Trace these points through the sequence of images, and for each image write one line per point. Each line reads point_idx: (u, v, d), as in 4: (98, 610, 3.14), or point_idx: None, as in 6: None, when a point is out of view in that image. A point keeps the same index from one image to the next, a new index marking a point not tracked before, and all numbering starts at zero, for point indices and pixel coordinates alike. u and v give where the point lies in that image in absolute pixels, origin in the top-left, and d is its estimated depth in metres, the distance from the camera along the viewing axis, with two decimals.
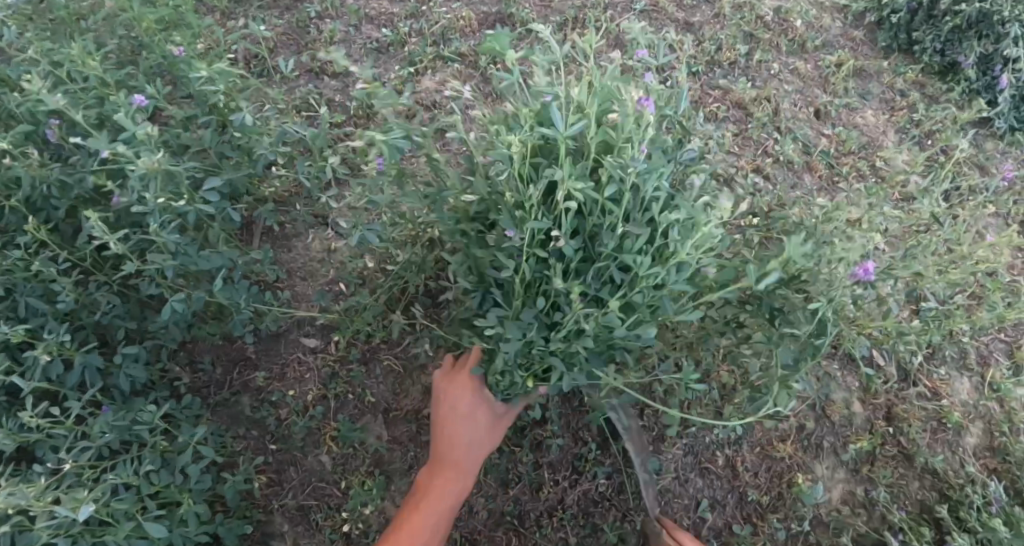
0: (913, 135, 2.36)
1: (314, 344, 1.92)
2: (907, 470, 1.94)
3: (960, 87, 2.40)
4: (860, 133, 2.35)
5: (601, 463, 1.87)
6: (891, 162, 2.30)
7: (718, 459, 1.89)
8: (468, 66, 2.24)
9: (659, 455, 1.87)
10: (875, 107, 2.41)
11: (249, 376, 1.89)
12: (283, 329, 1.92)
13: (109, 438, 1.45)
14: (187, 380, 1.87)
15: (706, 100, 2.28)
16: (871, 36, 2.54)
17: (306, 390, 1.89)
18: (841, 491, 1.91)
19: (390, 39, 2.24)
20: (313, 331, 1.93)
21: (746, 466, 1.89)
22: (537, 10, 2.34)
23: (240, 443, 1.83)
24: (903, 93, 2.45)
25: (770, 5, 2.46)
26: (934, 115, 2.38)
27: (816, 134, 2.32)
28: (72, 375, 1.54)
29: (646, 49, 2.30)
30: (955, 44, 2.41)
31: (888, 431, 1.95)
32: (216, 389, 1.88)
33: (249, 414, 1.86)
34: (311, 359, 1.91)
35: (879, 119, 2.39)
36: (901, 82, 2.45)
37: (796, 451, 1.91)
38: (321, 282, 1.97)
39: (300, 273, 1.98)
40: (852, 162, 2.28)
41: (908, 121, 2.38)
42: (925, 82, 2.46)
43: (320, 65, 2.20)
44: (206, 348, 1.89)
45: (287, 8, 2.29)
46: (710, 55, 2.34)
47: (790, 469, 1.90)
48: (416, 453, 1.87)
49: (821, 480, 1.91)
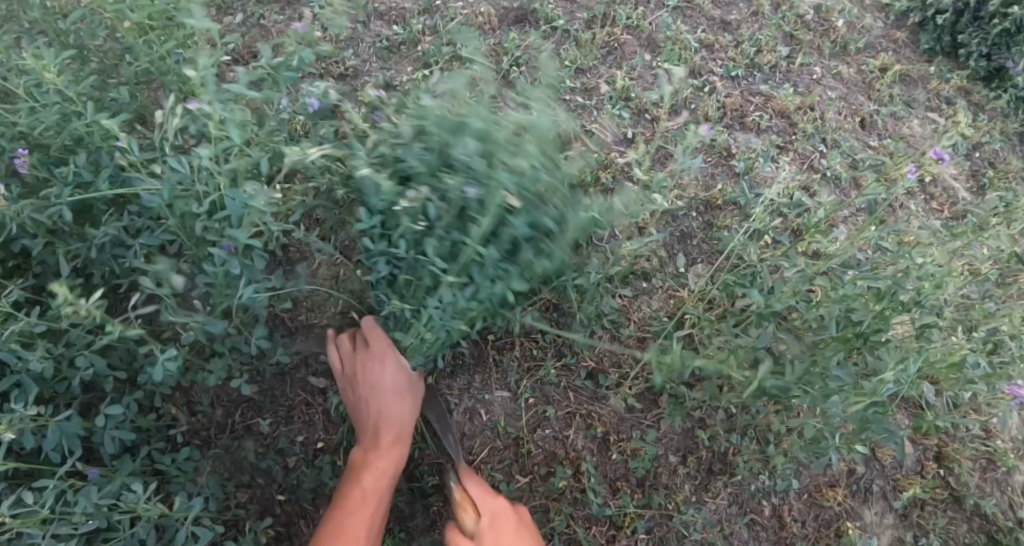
0: (963, 148, 2.20)
1: (321, 385, 1.82)
2: (956, 513, 1.84)
3: (1008, 95, 2.24)
4: (907, 146, 2.18)
5: (641, 516, 1.75)
6: (940, 177, 2.15)
7: (764, 509, 1.79)
8: (487, 68, 2.04)
9: (704, 507, 1.77)
10: (921, 115, 2.24)
11: (251, 419, 1.78)
12: (289, 368, 1.82)
13: (93, 523, 1.35)
14: (184, 422, 1.75)
15: (747, 107, 2.09)
16: (914, 38, 2.37)
17: (314, 436, 1.79)
18: (889, 538, 1.81)
19: (402, 39, 2.04)
20: (320, 370, 1.83)
21: (793, 516, 1.79)
22: (562, 5, 2.14)
23: (246, 495, 1.73)
24: (949, 101, 2.28)
25: (811, 4, 2.28)
26: (982, 125, 2.23)
27: (862, 145, 2.14)
28: (48, 443, 1.38)
29: (682, 50, 2.11)
30: (1001, 48, 2.24)
31: (939, 473, 1.84)
32: (217, 432, 1.77)
33: (253, 461, 1.75)
34: (321, 404, 1.81)
35: (925, 129, 2.22)
36: (948, 88, 2.28)
37: (846, 498, 1.80)
38: (330, 315, 1.83)
39: (306, 302, 1.84)
40: (901, 177, 2.12)
41: (956, 132, 2.23)
42: (971, 88, 2.30)
43: (325, 66, 1.99)
44: (204, 388, 1.76)
45: (289, 2, 2.07)
46: (749, 57, 2.15)
47: (838, 517, 1.80)
48: (439, 508, 1.76)
49: (870, 528, 1.80)
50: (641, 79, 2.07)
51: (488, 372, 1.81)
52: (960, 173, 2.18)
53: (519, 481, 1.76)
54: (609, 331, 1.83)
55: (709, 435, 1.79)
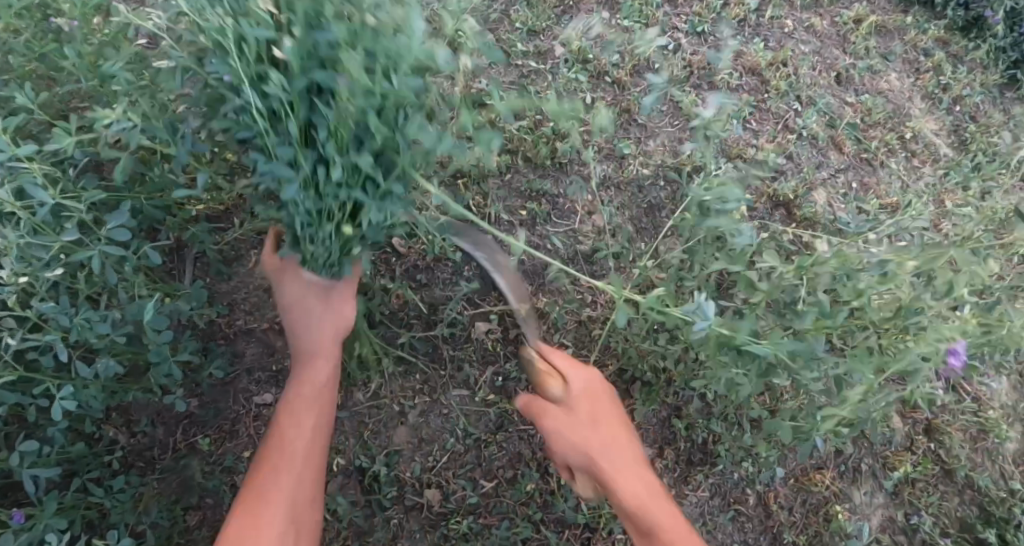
0: (943, 102, 2.08)
1: (265, 395, 1.67)
2: (948, 486, 1.78)
3: (987, 45, 2.12)
4: (886, 101, 2.05)
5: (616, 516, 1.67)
6: (920, 133, 2.03)
7: (748, 499, 1.71)
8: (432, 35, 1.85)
9: (684, 501, 1.68)
10: (898, 68, 2.10)
11: (195, 436, 1.64)
12: (230, 378, 1.67)
13: None
14: (124, 444, 1.60)
15: (714, 66, 1.94)
16: None
17: (261, 449, 1.65)
18: (880, 518, 1.75)
19: None
20: (263, 380, 1.68)
21: (780, 503, 1.72)
22: None
23: (196, 517, 1.60)
24: (927, 53, 2.14)
25: None
26: (962, 78, 2.11)
27: (839, 103, 2.01)
28: None
29: (643, 6, 1.94)
30: None
31: (929, 447, 1.78)
32: (160, 452, 1.62)
33: (201, 481, 1.60)
34: (268, 414, 1.66)
35: (903, 84, 2.09)
36: (926, 39, 2.14)
37: (834, 480, 1.74)
38: (270, 315, 1.68)
39: (244, 305, 1.68)
40: (880, 134, 2.00)
41: (936, 86, 2.10)
42: (949, 39, 2.16)
43: None
44: (143, 406, 1.61)
45: None
46: (716, 10, 1.98)
47: (826, 501, 1.74)
48: (400, 520, 1.63)
49: (859, 509, 1.74)
50: (600, 39, 1.90)
51: (444, 370, 1.68)
52: (941, 128, 2.07)
53: (484, 486, 1.66)
54: (574, 314, 1.71)
55: (686, 425, 1.69)
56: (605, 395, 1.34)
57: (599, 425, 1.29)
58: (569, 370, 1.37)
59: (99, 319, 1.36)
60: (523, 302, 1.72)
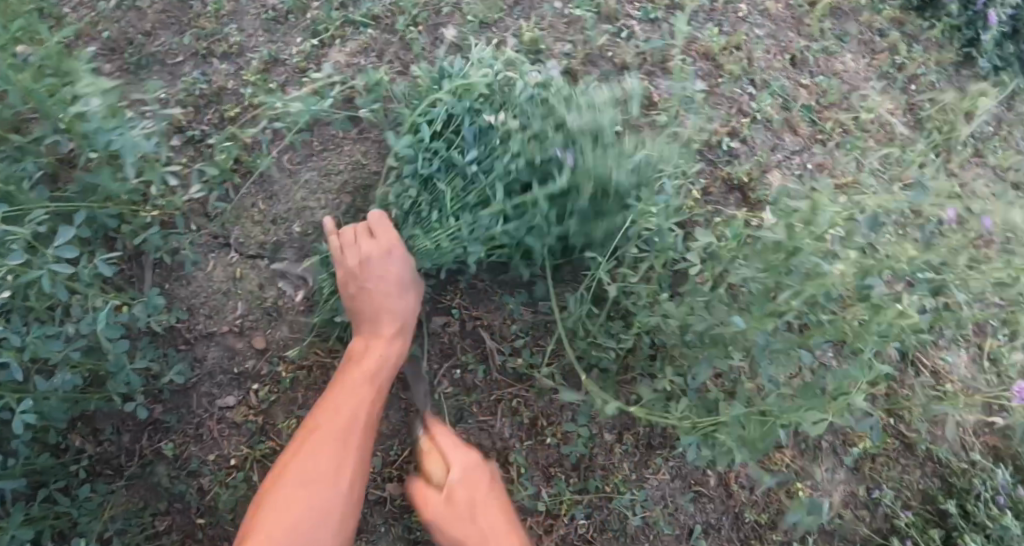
0: (897, 82, 2.10)
1: (227, 398, 1.67)
2: (908, 460, 1.82)
3: (941, 24, 2.14)
4: (842, 82, 2.07)
5: (579, 503, 1.70)
6: (875, 112, 2.05)
7: (710, 480, 1.74)
8: (384, 31, 1.85)
9: (646, 485, 1.71)
10: (853, 49, 2.12)
11: (159, 442, 1.63)
12: (192, 382, 1.66)
13: None
14: (90, 453, 1.61)
15: (669, 51, 1.95)
16: None
17: (225, 452, 1.65)
18: (841, 494, 1.79)
19: (289, 6, 1.83)
20: (224, 383, 1.67)
21: (740, 482, 1.75)
22: None
23: (165, 521, 1.61)
24: (882, 32, 2.16)
25: None
26: (916, 57, 2.13)
27: (794, 85, 2.03)
28: None
29: None
30: None
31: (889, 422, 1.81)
32: (126, 459, 1.62)
33: (167, 487, 1.61)
34: (231, 417, 1.66)
35: (858, 64, 2.10)
36: (880, 20, 2.15)
37: (795, 458, 1.77)
38: (229, 319, 1.68)
39: (203, 310, 1.67)
40: (835, 116, 2.02)
41: (890, 66, 2.12)
42: (904, 18, 2.18)
43: (206, 45, 1.79)
44: (106, 414, 1.61)
45: None
46: None
47: (788, 479, 1.77)
48: (364, 515, 1.66)
49: (820, 485, 1.77)
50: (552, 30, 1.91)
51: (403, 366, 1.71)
52: (896, 107, 2.09)
53: None
54: (530, 307, 1.74)
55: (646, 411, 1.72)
56: (477, 472, 1.49)
57: (461, 494, 1.44)
58: (451, 459, 1.52)
59: (52, 334, 1.38)
60: (479, 296, 1.74)
